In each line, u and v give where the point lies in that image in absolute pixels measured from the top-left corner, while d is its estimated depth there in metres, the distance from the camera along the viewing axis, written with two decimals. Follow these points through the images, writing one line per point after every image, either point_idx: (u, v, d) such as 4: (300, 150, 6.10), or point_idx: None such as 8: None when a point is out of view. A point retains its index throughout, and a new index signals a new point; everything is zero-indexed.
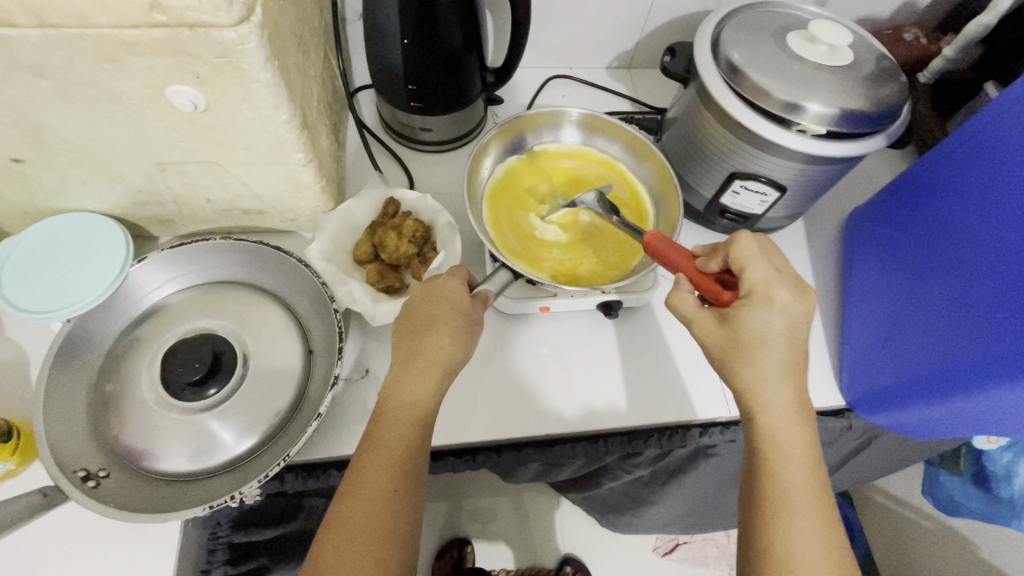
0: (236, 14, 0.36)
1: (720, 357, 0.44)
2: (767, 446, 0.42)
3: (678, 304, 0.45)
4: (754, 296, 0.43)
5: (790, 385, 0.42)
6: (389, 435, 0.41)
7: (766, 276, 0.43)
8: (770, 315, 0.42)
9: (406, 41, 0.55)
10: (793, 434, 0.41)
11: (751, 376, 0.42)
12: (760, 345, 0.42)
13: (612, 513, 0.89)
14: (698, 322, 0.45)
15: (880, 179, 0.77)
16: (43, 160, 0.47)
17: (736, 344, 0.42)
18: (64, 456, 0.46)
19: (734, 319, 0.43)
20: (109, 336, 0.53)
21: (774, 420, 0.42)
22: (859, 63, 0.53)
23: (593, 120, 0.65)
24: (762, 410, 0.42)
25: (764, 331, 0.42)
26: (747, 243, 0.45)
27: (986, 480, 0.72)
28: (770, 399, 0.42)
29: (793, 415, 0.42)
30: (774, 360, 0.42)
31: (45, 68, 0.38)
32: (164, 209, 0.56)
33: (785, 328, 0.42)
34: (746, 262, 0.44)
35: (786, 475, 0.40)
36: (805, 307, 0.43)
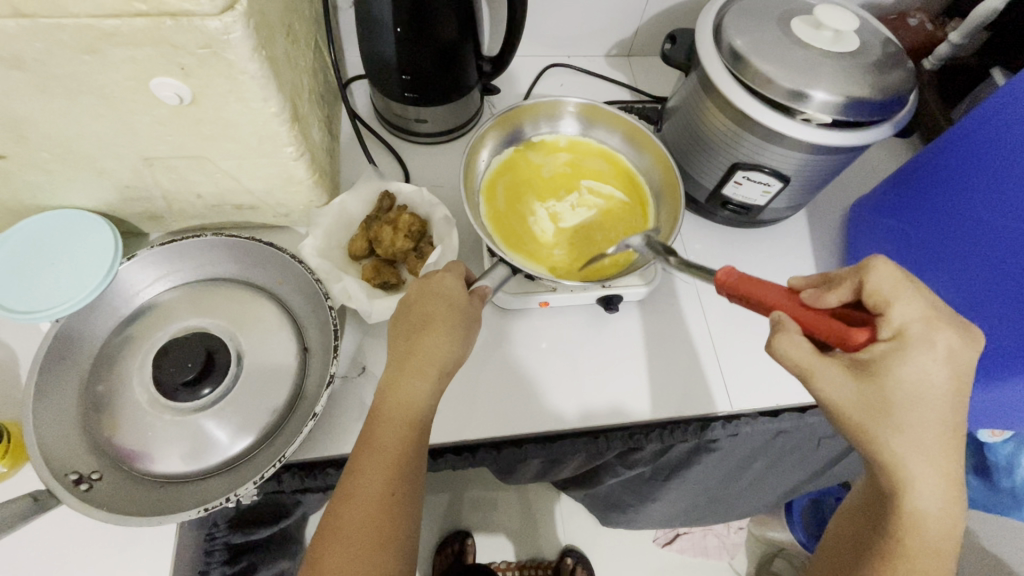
0: (220, 2, 0.34)
1: (858, 418, 0.37)
2: (911, 528, 0.37)
3: (794, 351, 0.37)
4: (906, 339, 0.36)
5: (946, 460, 0.36)
6: (384, 437, 0.40)
7: (920, 313, 0.37)
8: (929, 363, 0.36)
9: (399, 30, 0.54)
10: (943, 518, 0.37)
11: (901, 447, 0.36)
12: (915, 403, 0.36)
13: (614, 508, 0.89)
14: (822, 375, 0.37)
15: (884, 168, 0.76)
16: (26, 156, 0.46)
17: (884, 406, 0.36)
18: (56, 460, 0.45)
19: (884, 369, 0.36)
20: (100, 335, 0.52)
21: (923, 500, 0.37)
22: (865, 49, 0.52)
23: (592, 110, 0.63)
24: (909, 488, 0.37)
25: (918, 388, 0.36)
26: (888, 273, 0.38)
27: (987, 472, 0.72)
28: (921, 477, 0.36)
29: (947, 492, 0.37)
30: (932, 428, 0.36)
31: (22, 60, 0.37)
32: (153, 205, 0.55)
33: (944, 384, 0.36)
34: (891, 297, 0.37)
35: (923, 560, 0.37)
36: (969, 353, 0.36)
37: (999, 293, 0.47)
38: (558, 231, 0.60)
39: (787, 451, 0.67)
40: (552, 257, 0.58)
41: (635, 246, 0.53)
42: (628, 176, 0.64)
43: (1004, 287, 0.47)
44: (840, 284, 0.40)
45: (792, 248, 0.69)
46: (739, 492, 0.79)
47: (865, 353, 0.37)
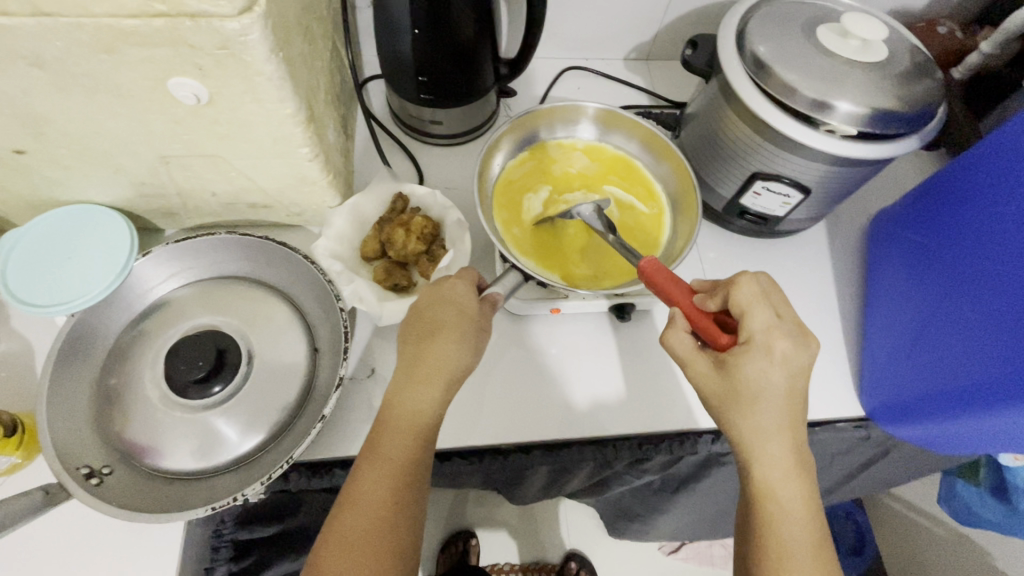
0: (238, 3, 0.34)
1: (718, 405, 0.42)
2: (765, 499, 0.40)
3: (672, 344, 0.44)
4: (752, 344, 0.41)
5: (787, 436, 0.41)
6: (391, 446, 0.40)
7: (767, 324, 0.42)
8: (769, 366, 0.41)
9: (417, 32, 0.53)
10: (792, 490, 0.40)
11: (749, 427, 0.41)
12: (758, 396, 0.40)
13: (621, 517, 0.88)
14: (694, 366, 0.43)
15: (906, 180, 0.74)
16: (45, 151, 0.46)
17: (736, 395, 0.41)
18: (68, 453, 0.46)
19: (732, 367, 0.41)
20: (114, 330, 0.53)
21: (771, 473, 0.40)
22: (893, 59, 0.50)
23: (609, 116, 0.62)
24: (760, 463, 0.41)
25: (762, 384, 0.40)
26: (746, 288, 0.43)
27: (1006, 494, 0.70)
28: (768, 455, 0.40)
29: (793, 472, 0.40)
30: (772, 414, 0.40)
31: (42, 59, 0.37)
32: (168, 202, 0.55)
33: (785, 379, 0.41)
34: (747, 308, 0.42)
35: (786, 531, 0.39)
36: (805, 356, 0.42)
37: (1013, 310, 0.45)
38: (553, 207, 0.61)
39: None
40: (539, 238, 0.58)
41: (585, 216, 0.56)
42: (648, 198, 0.62)
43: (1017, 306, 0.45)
44: (715, 292, 0.46)
45: (810, 259, 0.68)
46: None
47: (725, 353, 0.42)
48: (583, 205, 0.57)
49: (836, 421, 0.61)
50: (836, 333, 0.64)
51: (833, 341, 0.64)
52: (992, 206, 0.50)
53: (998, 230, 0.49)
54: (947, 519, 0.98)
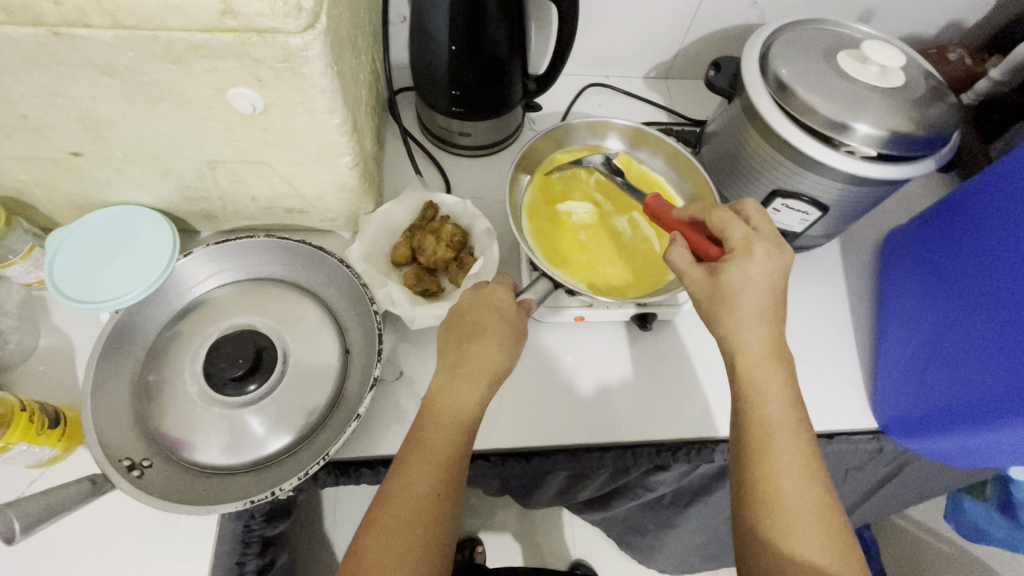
0: (303, 21, 0.37)
1: (705, 305, 0.45)
2: (748, 382, 0.43)
3: (672, 258, 0.47)
4: (736, 250, 0.45)
5: (767, 328, 0.44)
6: (433, 440, 0.41)
7: (747, 234, 0.45)
8: (748, 266, 0.44)
9: (454, 48, 0.56)
10: (771, 375, 0.43)
11: (731, 322, 0.44)
12: (738, 292, 0.44)
13: (634, 534, 0.90)
14: (689, 276, 0.46)
15: (917, 199, 0.76)
16: (100, 154, 0.48)
17: (721, 296, 0.44)
18: (111, 445, 0.47)
19: (720, 271, 0.45)
20: (153, 328, 0.54)
21: (752, 358, 0.44)
22: (910, 85, 0.53)
23: (637, 133, 0.65)
24: (742, 353, 0.44)
25: (743, 282, 0.44)
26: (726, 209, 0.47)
27: (1012, 509, 0.71)
28: (749, 341, 0.44)
29: (770, 355, 0.44)
30: (750, 304, 0.44)
31: (114, 68, 0.39)
32: (209, 205, 0.57)
33: (764, 278, 0.44)
34: (731, 221, 0.46)
35: (769, 415, 0.42)
36: (783, 261, 0.45)
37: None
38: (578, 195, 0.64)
39: None
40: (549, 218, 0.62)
41: (596, 163, 0.64)
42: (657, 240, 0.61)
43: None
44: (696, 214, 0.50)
45: (823, 275, 0.70)
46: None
47: (717, 262, 0.46)
48: (593, 157, 0.65)
49: (849, 433, 0.62)
50: (850, 349, 0.66)
51: (846, 355, 0.66)
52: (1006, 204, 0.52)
53: (1012, 228, 0.51)
54: (952, 534, 0.99)
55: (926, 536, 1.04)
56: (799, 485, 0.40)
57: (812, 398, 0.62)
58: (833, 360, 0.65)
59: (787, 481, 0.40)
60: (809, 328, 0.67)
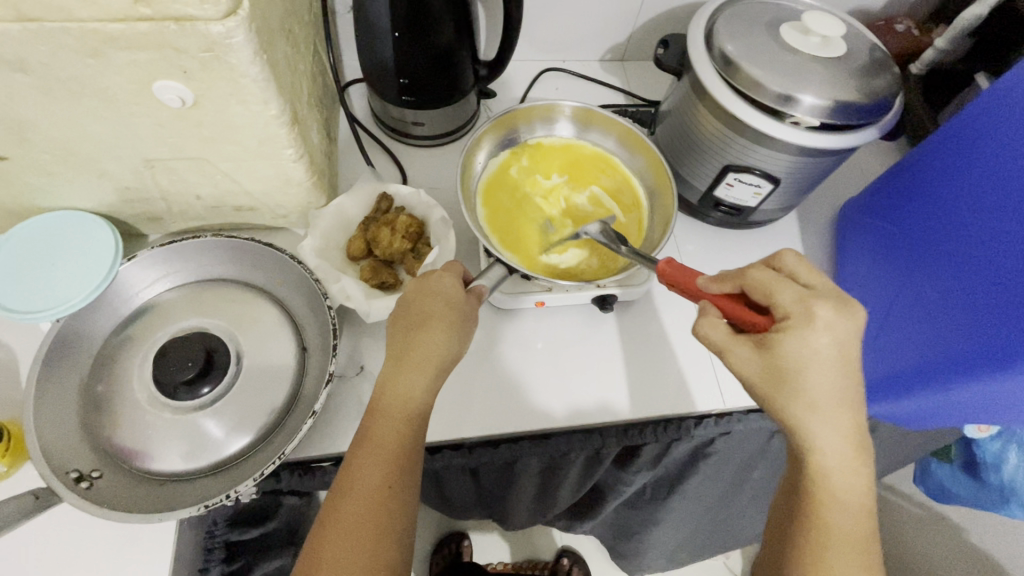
0: (222, 7, 0.35)
1: (762, 387, 0.40)
2: (817, 482, 0.40)
3: (705, 331, 0.42)
4: (791, 321, 0.39)
5: (847, 426, 0.39)
6: (382, 432, 0.41)
7: (799, 297, 0.40)
8: (812, 338, 0.38)
9: (397, 35, 0.55)
10: (851, 481, 0.39)
11: (800, 410, 0.39)
12: (803, 371, 0.39)
13: (622, 537, 0.90)
14: (733, 353, 0.41)
15: (872, 170, 0.77)
16: (26, 157, 0.47)
17: (780, 377, 0.39)
18: (57, 458, 0.45)
19: (772, 345, 0.39)
20: (100, 335, 0.53)
21: (828, 459, 0.39)
22: (852, 55, 0.53)
23: (587, 114, 0.65)
24: (815, 451, 0.40)
25: (807, 359, 0.38)
26: (761, 269, 0.42)
27: (977, 469, 0.73)
28: (824, 438, 0.39)
29: (850, 456, 0.39)
30: (827, 396, 0.39)
31: (27, 64, 0.37)
32: (153, 206, 0.55)
33: (832, 347, 0.38)
34: (773, 286, 0.40)
35: (837, 525, 0.39)
36: (854, 323, 0.39)
37: (978, 262, 0.48)
38: (546, 184, 0.64)
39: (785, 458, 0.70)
40: (520, 197, 0.63)
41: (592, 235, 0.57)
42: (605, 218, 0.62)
43: (987, 257, 0.47)
44: (725, 278, 0.44)
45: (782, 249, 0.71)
46: (743, 509, 0.81)
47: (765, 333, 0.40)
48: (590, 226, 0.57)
49: None
50: None
51: None
52: (949, 168, 0.53)
53: (957, 194, 0.52)
54: (924, 498, 1.01)
55: (903, 503, 1.06)
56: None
57: None
58: None
59: None
60: None
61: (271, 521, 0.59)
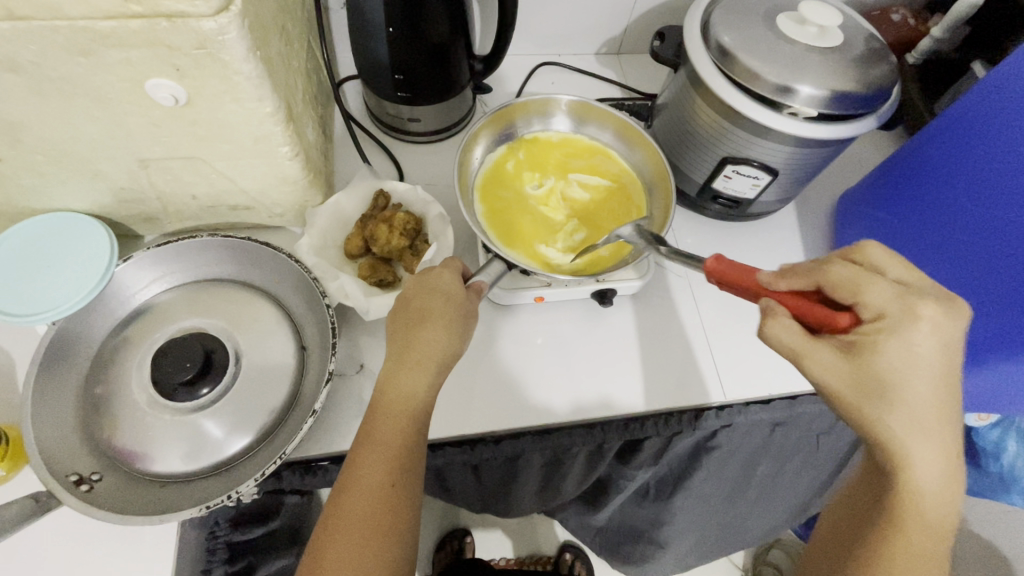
0: (215, 3, 0.35)
1: (851, 395, 0.37)
2: (908, 503, 0.38)
3: (780, 335, 0.38)
4: (888, 322, 0.36)
5: (943, 441, 0.37)
6: (385, 430, 0.41)
7: (892, 296, 0.37)
8: (913, 341, 0.36)
9: (391, 30, 0.54)
10: (943, 501, 0.37)
11: (898, 422, 0.37)
12: (902, 378, 0.36)
13: (628, 538, 0.89)
14: (814, 359, 0.37)
15: (869, 161, 0.77)
16: (19, 158, 0.46)
17: (875, 383, 0.37)
18: (56, 461, 0.45)
19: (865, 349, 0.37)
20: (97, 337, 0.52)
21: (923, 480, 0.37)
22: (849, 44, 0.53)
23: (584, 107, 0.64)
24: (909, 467, 0.37)
25: (907, 364, 0.36)
26: (845, 265, 0.38)
27: (976, 457, 0.73)
28: (920, 457, 0.37)
29: (945, 474, 0.37)
30: (927, 409, 0.37)
31: (17, 63, 0.37)
32: (148, 207, 0.55)
33: (933, 351, 0.36)
34: (864, 286, 0.37)
35: (916, 540, 0.38)
36: (957, 324, 0.36)
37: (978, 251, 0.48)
38: (545, 182, 0.64)
39: (789, 453, 0.70)
40: (521, 195, 0.62)
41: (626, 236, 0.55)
42: (599, 220, 0.61)
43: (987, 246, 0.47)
44: (798, 275, 0.40)
45: (781, 241, 0.71)
46: (749, 506, 0.81)
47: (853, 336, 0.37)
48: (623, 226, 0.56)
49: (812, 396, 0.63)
50: None
51: None
52: (946, 157, 0.53)
53: (955, 183, 0.52)
54: None
55: None
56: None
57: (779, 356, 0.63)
58: None
59: None
60: None
61: (276, 520, 0.59)
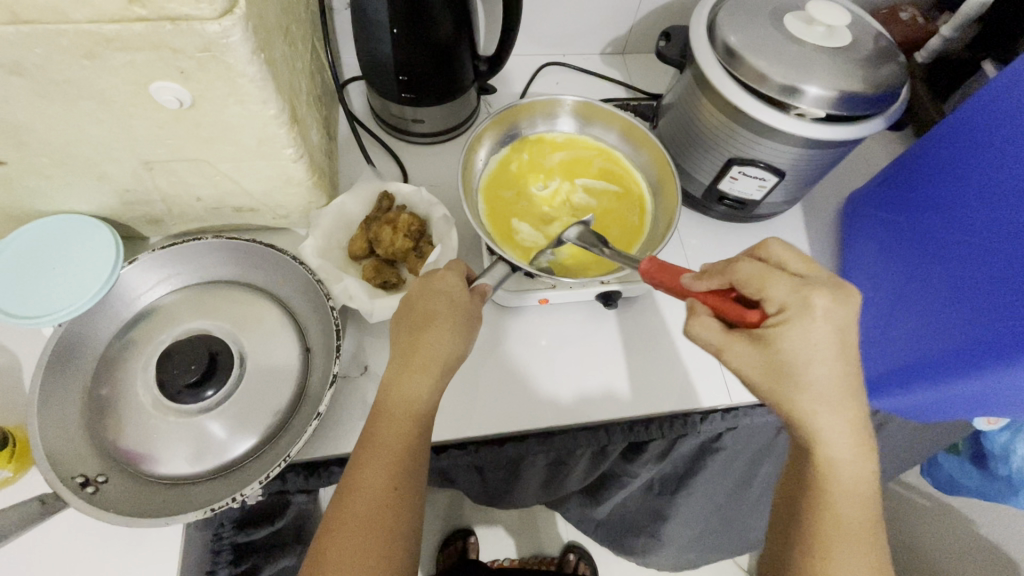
0: (219, 6, 0.35)
1: (764, 382, 0.39)
2: (828, 478, 0.39)
3: (700, 332, 0.40)
4: (789, 314, 0.38)
5: (850, 414, 0.39)
6: (389, 433, 0.41)
7: (792, 288, 0.38)
8: (812, 329, 0.37)
9: (395, 31, 0.54)
10: (860, 470, 0.39)
11: (806, 403, 0.39)
12: (805, 364, 0.38)
13: (629, 534, 0.90)
14: (730, 351, 0.40)
15: (877, 162, 0.77)
16: (25, 161, 0.46)
17: (782, 371, 0.38)
18: (62, 463, 0.45)
19: (771, 340, 0.38)
20: (103, 338, 0.53)
21: (836, 453, 0.39)
22: (858, 44, 0.52)
23: (589, 108, 0.64)
24: (821, 442, 0.39)
25: (809, 350, 0.38)
26: (750, 261, 0.40)
27: (985, 461, 0.72)
28: (829, 432, 0.39)
29: (857, 446, 0.39)
30: (831, 388, 0.38)
31: (22, 66, 0.37)
32: (153, 208, 0.55)
33: (833, 336, 0.38)
34: (764, 281, 0.39)
35: (842, 512, 0.39)
36: (850, 308, 0.38)
37: (986, 253, 0.48)
38: (547, 179, 0.64)
39: None
40: (521, 192, 0.62)
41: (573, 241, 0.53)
42: (598, 221, 0.61)
43: (996, 249, 0.47)
44: (713, 274, 0.42)
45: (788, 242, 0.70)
46: (752, 506, 0.81)
47: (760, 328, 0.39)
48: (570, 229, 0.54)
49: None
50: None
51: None
52: (956, 158, 0.53)
53: (965, 184, 0.51)
54: (932, 490, 1.01)
55: (910, 494, 1.06)
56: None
57: None
58: None
59: None
60: None
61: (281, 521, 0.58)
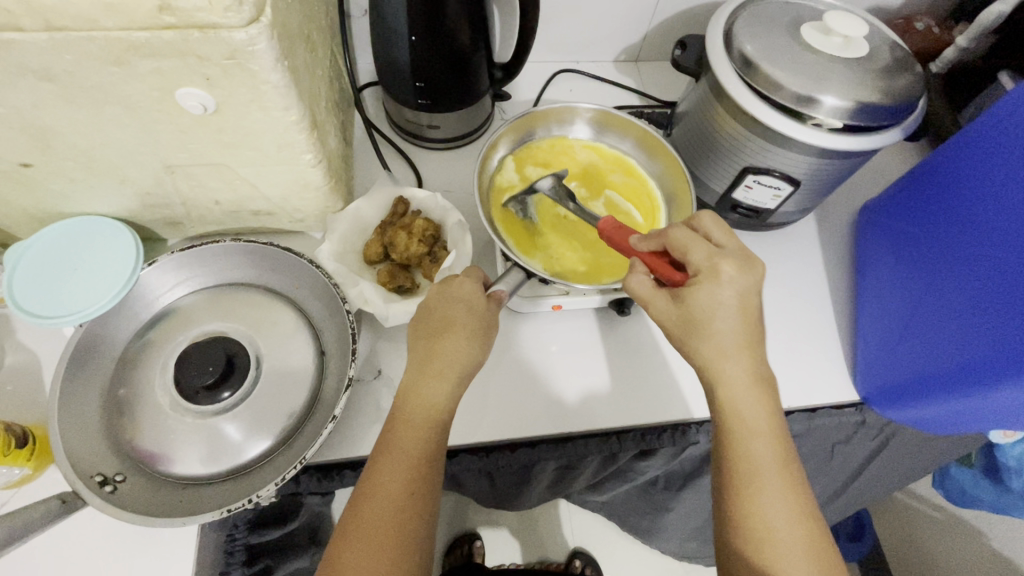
0: (246, 14, 0.35)
1: (676, 332, 0.44)
2: (729, 416, 0.43)
3: (632, 287, 0.46)
4: (702, 275, 0.43)
5: (744, 355, 0.43)
6: (406, 438, 0.42)
7: (709, 255, 0.43)
8: (719, 290, 0.42)
9: (414, 38, 0.54)
10: (757, 408, 0.43)
11: (709, 352, 0.43)
12: (711, 316, 0.42)
13: (633, 519, 0.91)
14: (653, 304, 0.45)
15: (891, 171, 0.76)
16: (51, 164, 0.47)
17: (692, 323, 0.43)
18: (81, 462, 0.46)
19: (687, 297, 0.43)
20: (122, 339, 0.53)
21: (734, 396, 0.43)
22: (874, 55, 0.52)
23: (606, 117, 0.64)
24: (721, 384, 0.43)
25: (716, 309, 0.42)
26: (682, 228, 0.45)
27: (998, 473, 0.72)
28: (728, 374, 0.43)
29: (751, 387, 0.43)
30: (729, 335, 0.43)
31: (51, 72, 0.38)
32: (173, 211, 0.56)
33: (735, 299, 0.42)
34: (687, 245, 0.44)
35: (752, 448, 0.42)
36: (752, 278, 0.43)
37: (1000, 264, 0.47)
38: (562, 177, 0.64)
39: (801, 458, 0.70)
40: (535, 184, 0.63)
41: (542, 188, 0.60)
42: None
43: (1010, 260, 0.47)
44: (652, 237, 0.47)
45: (800, 250, 0.70)
46: None
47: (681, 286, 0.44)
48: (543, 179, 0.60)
49: (830, 405, 0.62)
50: (831, 325, 0.66)
51: (827, 328, 0.66)
52: (971, 171, 0.52)
53: (982, 196, 0.51)
54: (943, 502, 1.00)
55: (920, 505, 1.05)
56: (787, 529, 0.40)
57: (795, 372, 0.63)
58: (812, 331, 0.66)
59: (773, 517, 0.40)
60: (788, 305, 0.67)
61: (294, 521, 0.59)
